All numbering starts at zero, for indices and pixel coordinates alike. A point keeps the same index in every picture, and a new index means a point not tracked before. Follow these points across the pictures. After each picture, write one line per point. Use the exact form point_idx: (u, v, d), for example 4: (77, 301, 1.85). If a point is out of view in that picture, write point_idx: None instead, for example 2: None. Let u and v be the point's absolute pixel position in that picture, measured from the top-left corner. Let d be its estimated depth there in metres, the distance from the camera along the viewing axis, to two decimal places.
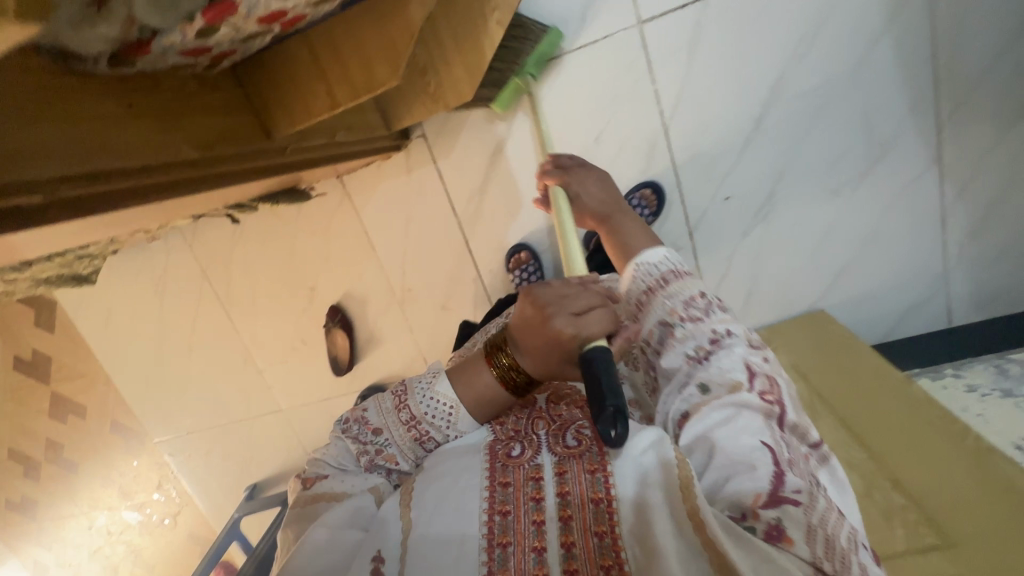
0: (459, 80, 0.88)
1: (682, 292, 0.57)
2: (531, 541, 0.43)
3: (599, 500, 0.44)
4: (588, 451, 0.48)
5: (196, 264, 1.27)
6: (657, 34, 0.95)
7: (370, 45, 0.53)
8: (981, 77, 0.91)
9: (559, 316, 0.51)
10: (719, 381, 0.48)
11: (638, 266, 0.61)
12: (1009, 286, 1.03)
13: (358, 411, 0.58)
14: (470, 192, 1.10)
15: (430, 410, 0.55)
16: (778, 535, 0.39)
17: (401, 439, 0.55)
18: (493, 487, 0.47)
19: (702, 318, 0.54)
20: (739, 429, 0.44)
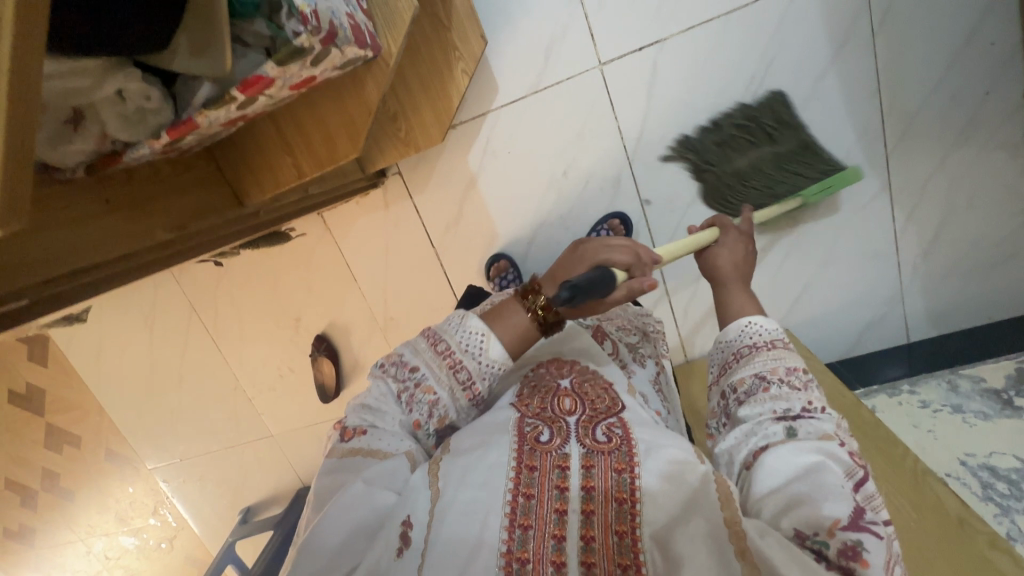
0: (429, 125, 0.92)
1: (784, 357, 0.50)
2: (552, 528, 0.43)
3: (624, 500, 0.43)
4: (618, 449, 0.47)
5: (185, 298, 1.31)
6: (617, 74, 1.00)
7: (332, 123, 0.63)
8: (921, 109, 0.97)
9: (587, 244, 0.57)
10: (807, 432, 0.43)
11: (747, 324, 0.55)
12: (959, 302, 1.09)
13: (394, 354, 0.54)
14: (446, 225, 1.14)
15: (465, 337, 0.52)
16: (853, 556, 0.36)
17: (437, 375, 0.51)
18: (520, 469, 0.46)
19: (803, 388, 0.48)
20: (821, 474, 0.40)
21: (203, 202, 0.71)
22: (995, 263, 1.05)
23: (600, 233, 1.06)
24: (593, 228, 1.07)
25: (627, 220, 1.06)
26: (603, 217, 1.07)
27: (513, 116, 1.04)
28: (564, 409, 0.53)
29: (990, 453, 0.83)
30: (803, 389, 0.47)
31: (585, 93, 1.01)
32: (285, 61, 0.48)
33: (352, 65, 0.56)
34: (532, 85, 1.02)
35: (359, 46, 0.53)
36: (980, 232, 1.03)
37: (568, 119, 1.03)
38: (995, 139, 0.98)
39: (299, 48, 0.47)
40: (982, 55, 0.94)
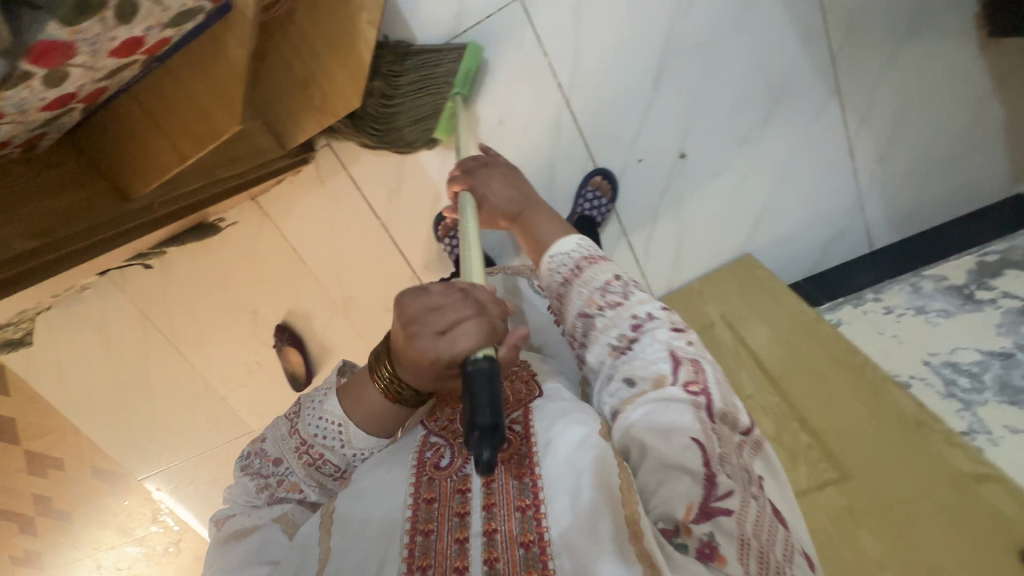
0: (344, 87, 0.86)
1: (597, 279, 0.55)
2: (452, 561, 0.40)
3: (526, 508, 0.42)
4: (517, 454, 0.45)
5: (133, 305, 1.25)
6: (540, 6, 0.93)
7: (203, 95, 0.53)
8: (862, 4, 0.93)
9: (422, 336, 0.45)
10: (638, 373, 0.48)
11: (552, 258, 0.60)
12: (921, 205, 1.06)
13: (256, 444, 0.55)
14: (387, 193, 1.09)
15: (319, 431, 0.52)
16: (710, 552, 0.38)
17: (299, 467, 0.52)
18: (418, 504, 0.44)
19: (622, 302, 0.53)
20: (669, 429, 0.43)
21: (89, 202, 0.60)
22: (952, 159, 1.03)
23: (587, 195, 1.01)
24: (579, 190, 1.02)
25: (610, 176, 1.02)
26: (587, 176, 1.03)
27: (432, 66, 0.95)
28: None
29: (953, 350, 0.83)
30: (622, 304, 0.52)
31: (509, 31, 0.94)
32: (77, 21, 0.39)
33: (187, 21, 0.48)
34: (451, 29, 0.94)
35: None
36: (936, 128, 1.00)
37: (495, 62, 0.96)
38: (939, 28, 0.94)
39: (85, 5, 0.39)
40: None
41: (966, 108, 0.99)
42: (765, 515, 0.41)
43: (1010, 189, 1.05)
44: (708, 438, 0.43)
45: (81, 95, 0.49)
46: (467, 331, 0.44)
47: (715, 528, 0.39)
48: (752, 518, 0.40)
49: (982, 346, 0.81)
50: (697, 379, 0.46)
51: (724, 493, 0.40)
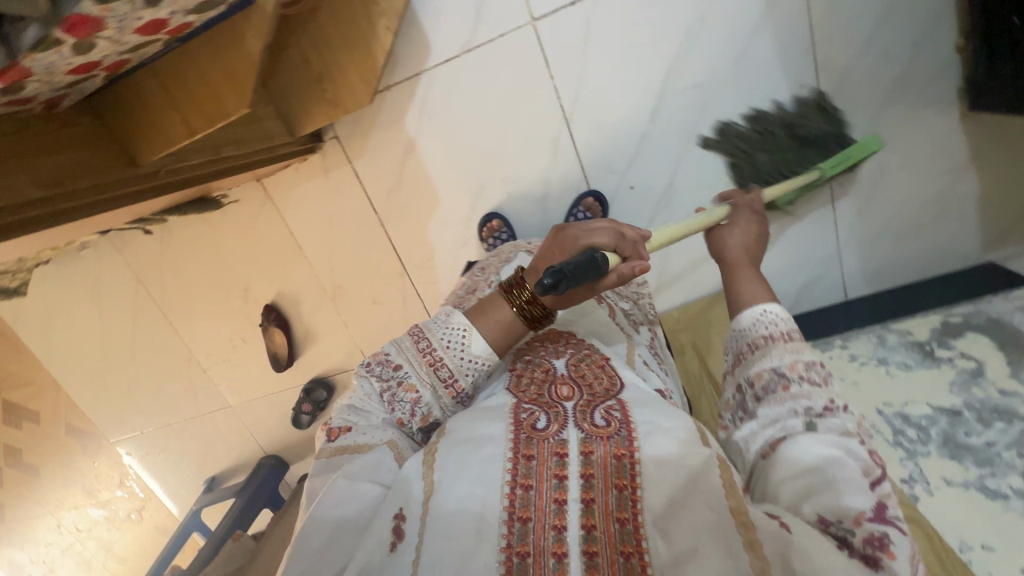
0: (355, 85, 0.91)
1: (804, 351, 0.49)
2: (552, 519, 0.43)
3: (624, 487, 0.44)
4: (617, 434, 0.47)
5: (128, 271, 1.29)
6: (549, 32, 0.97)
7: (214, 76, 0.57)
8: (854, 64, 0.96)
9: (570, 229, 0.55)
10: (826, 428, 0.43)
11: (763, 313, 0.53)
12: (893, 260, 1.10)
13: (380, 353, 0.58)
14: (386, 189, 1.13)
15: (445, 335, 0.55)
16: (880, 545, 0.36)
17: (420, 372, 0.55)
18: (517, 460, 0.46)
19: (824, 382, 0.47)
20: (850, 464, 0.39)
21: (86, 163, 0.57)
22: (926, 221, 1.06)
23: (577, 214, 1.05)
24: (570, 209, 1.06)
25: (601, 198, 1.05)
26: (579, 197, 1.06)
27: (442, 72, 1.01)
28: (561, 395, 0.54)
29: (906, 402, 0.86)
30: (824, 384, 0.46)
31: (518, 52, 0.99)
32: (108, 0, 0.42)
33: (212, 8, 0.52)
34: (465, 43, 0.99)
35: None
36: (912, 190, 1.04)
37: (502, 78, 1.01)
38: (926, 94, 0.97)
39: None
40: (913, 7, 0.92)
41: (945, 175, 1.03)
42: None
43: (982, 255, 1.08)
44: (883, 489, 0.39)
45: (105, 64, 0.53)
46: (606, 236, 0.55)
47: (889, 532, 0.37)
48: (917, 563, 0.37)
49: (932, 402, 0.84)
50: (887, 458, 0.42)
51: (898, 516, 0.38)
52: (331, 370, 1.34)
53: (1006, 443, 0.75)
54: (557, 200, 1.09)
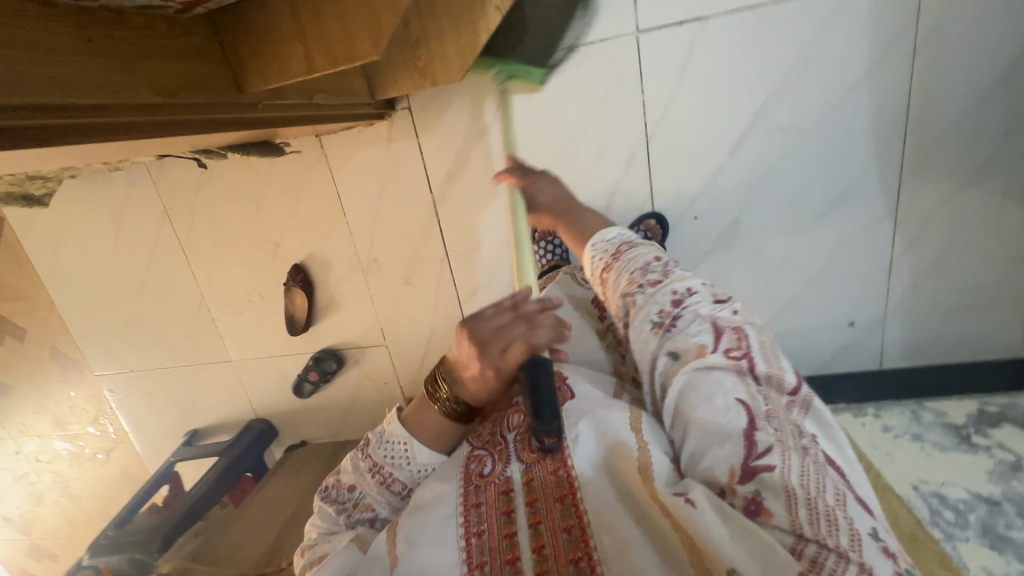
0: (450, 58, 0.87)
1: (641, 263, 0.71)
2: (505, 554, 0.50)
3: (565, 498, 0.53)
4: (551, 453, 0.57)
5: (158, 202, 1.23)
6: (652, 46, 0.95)
7: (352, 15, 0.53)
8: (943, 140, 0.96)
9: (490, 350, 0.59)
10: (682, 342, 0.60)
11: (597, 244, 0.80)
12: (933, 339, 1.10)
13: (333, 478, 0.65)
14: (447, 171, 1.10)
15: (389, 452, 0.62)
16: (756, 507, 0.47)
17: (369, 486, 0.63)
18: (467, 510, 0.55)
19: (664, 281, 0.67)
20: (714, 398, 0.54)
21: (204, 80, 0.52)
22: (975, 306, 1.07)
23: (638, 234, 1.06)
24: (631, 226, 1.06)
25: (665, 220, 1.06)
26: (641, 216, 1.07)
27: (535, 64, 0.99)
28: (509, 427, 0.62)
29: (943, 483, 0.86)
30: (665, 282, 0.67)
31: (615, 60, 0.97)
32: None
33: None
34: (563, 40, 0.96)
35: None
36: (968, 273, 1.04)
37: (593, 82, 0.98)
38: (1007, 183, 0.97)
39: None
40: (1017, 94, 0.91)
41: (1005, 265, 1.03)
42: (809, 470, 0.48)
43: None
44: (751, 398, 0.53)
45: None
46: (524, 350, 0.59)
47: (760, 486, 0.48)
48: (793, 471, 0.48)
49: (972, 488, 0.84)
50: (737, 346, 0.58)
51: (761, 454, 0.49)
52: (345, 344, 1.30)
53: None
54: (618, 216, 1.08)
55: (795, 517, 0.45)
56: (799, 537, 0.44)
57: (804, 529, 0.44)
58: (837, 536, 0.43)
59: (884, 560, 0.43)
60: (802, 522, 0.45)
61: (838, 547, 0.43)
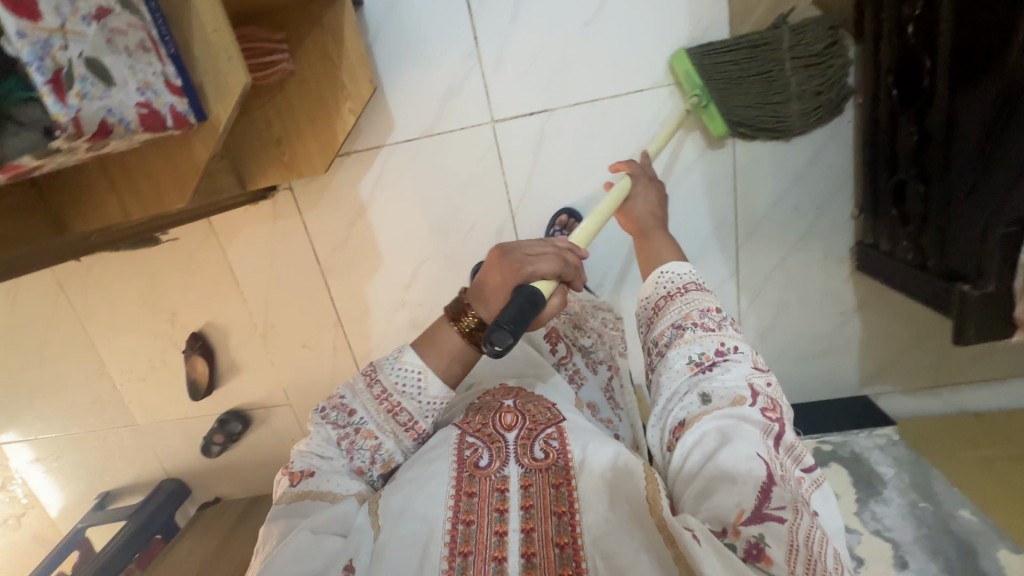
0: (313, 154, 0.94)
1: (700, 303, 0.73)
2: (492, 551, 0.56)
3: (563, 515, 0.58)
4: (554, 465, 0.63)
5: (51, 275, 1.24)
6: (506, 134, 1.04)
7: (157, 172, 0.59)
8: (769, 213, 1.08)
9: (514, 253, 0.66)
10: (725, 389, 0.64)
11: (663, 274, 0.79)
12: (785, 382, 1.23)
13: (337, 400, 0.70)
14: (333, 245, 1.16)
15: (401, 378, 0.68)
16: (757, 552, 0.50)
17: (376, 413, 0.68)
18: (459, 497, 0.60)
19: (715, 329, 0.70)
20: (737, 445, 0.57)
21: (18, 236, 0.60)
22: (815, 353, 1.19)
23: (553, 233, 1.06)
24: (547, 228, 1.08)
25: (576, 216, 1.06)
26: (555, 214, 1.07)
27: (403, 150, 1.06)
28: (506, 425, 0.68)
29: None
30: (716, 328, 0.70)
31: (475, 146, 1.05)
32: (47, 154, 0.45)
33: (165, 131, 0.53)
34: (426, 129, 1.04)
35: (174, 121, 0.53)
36: (806, 325, 1.17)
37: (458, 165, 1.07)
38: (827, 248, 1.09)
39: (55, 147, 0.45)
40: (823, 174, 1.04)
41: (834, 317, 1.16)
42: (816, 532, 0.52)
43: (860, 389, 1.22)
44: (769, 459, 0.56)
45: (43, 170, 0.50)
46: (549, 264, 0.66)
47: (763, 531, 0.51)
48: (802, 529, 0.51)
49: None
50: (772, 409, 0.63)
51: (777, 505, 0.52)
52: (250, 404, 1.34)
53: None
54: None
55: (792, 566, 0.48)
56: None
57: None
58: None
59: None
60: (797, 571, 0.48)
61: None
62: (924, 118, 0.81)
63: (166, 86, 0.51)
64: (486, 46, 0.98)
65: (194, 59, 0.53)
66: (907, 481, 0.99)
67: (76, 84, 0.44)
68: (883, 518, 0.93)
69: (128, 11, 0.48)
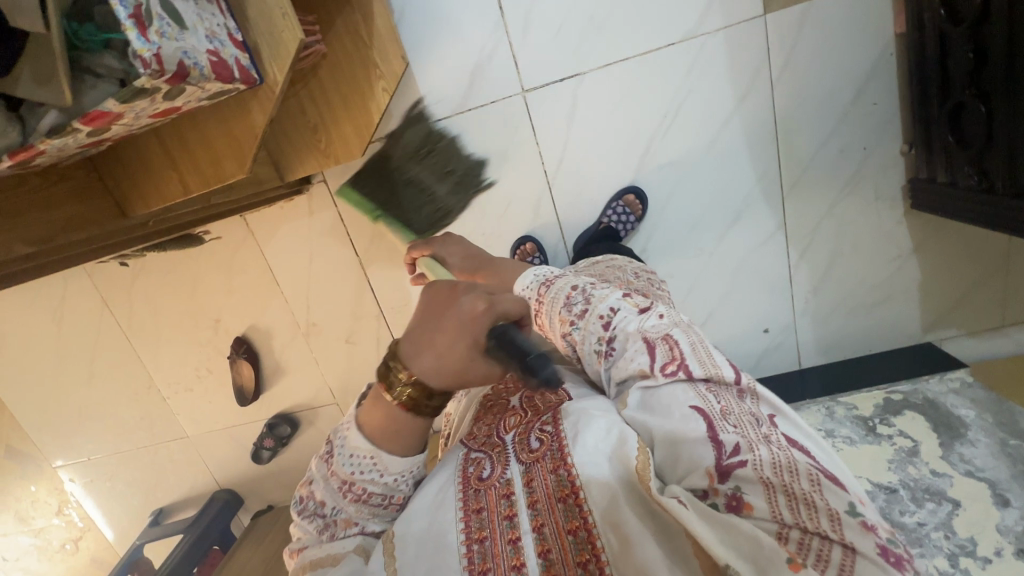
0: (348, 137, 0.93)
1: (562, 291, 0.57)
2: (509, 560, 0.45)
3: (567, 497, 0.46)
4: (549, 451, 0.49)
5: (95, 293, 1.25)
6: (538, 102, 1.02)
7: (217, 143, 0.59)
8: (814, 158, 1.04)
9: (469, 293, 0.46)
10: (623, 376, 0.50)
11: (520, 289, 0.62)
12: (843, 336, 1.19)
13: (303, 486, 0.52)
14: (370, 233, 1.15)
15: (354, 469, 0.49)
16: (738, 503, 0.40)
17: (345, 504, 0.50)
18: (468, 516, 0.48)
19: (586, 308, 0.55)
20: (670, 404, 0.46)
21: (78, 216, 0.62)
22: (872, 302, 1.15)
23: (615, 208, 1.06)
24: (609, 203, 1.07)
25: (642, 195, 1.06)
26: (621, 192, 1.07)
27: (435, 129, 1.05)
28: (507, 427, 0.55)
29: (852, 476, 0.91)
30: (583, 306, 0.55)
31: (507, 119, 1.04)
32: (130, 100, 0.44)
33: (224, 94, 0.51)
34: (458, 105, 1.03)
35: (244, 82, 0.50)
36: (861, 272, 1.13)
37: (491, 139, 1.05)
38: (877, 190, 1.06)
39: (136, 90, 0.43)
40: (868, 112, 1.01)
41: (889, 261, 1.12)
42: (785, 455, 0.41)
43: (922, 335, 1.18)
44: (706, 403, 0.45)
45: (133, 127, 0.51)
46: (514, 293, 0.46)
47: (738, 483, 0.41)
48: (768, 461, 0.41)
49: (873, 479, 0.89)
50: (673, 354, 0.49)
51: (731, 451, 0.41)
52: (298, 406, 1.33)
53: (935, 524, 0.81)
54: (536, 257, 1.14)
55: (776, 507, 0.39)
56: (784, 531, 0.38)
57: (788, 520, 0.38)
58: (819, 518, 0.38)
59: (875, 541, 0.37)
60: (781, 510, 0.39)
61: (822, 531, 0.38)
62: (979, 32, 0.78)
63: (229, 39, 0.49)
64: (512, 14, 0.97)
65: (249, 16, 0.52)
66: (991, 421, 0.94)
67: (154, 22, 0.41)
68: (973, 459, 0.88)
69: None
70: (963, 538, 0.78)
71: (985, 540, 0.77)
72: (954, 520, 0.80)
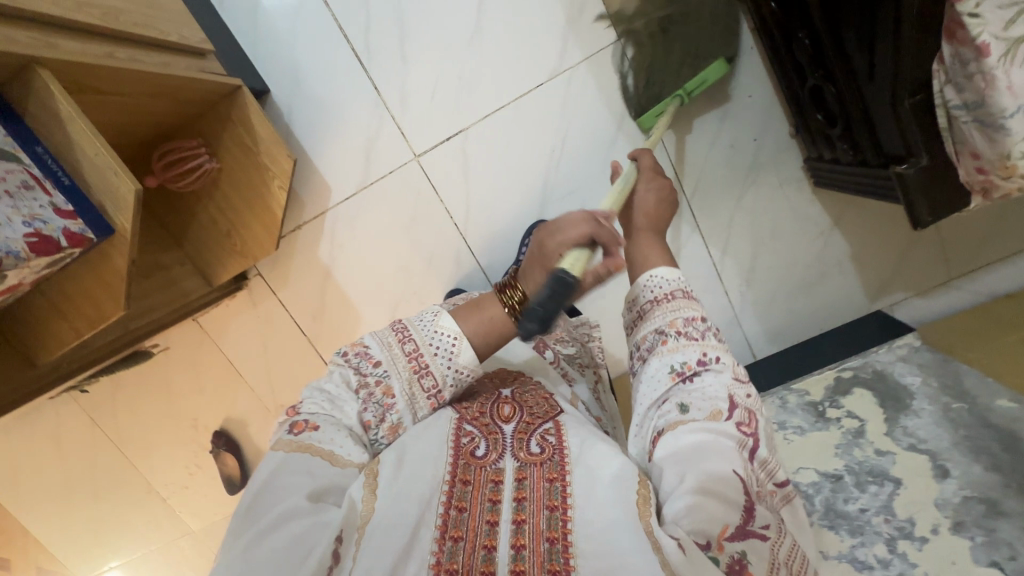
0: (260, 235, 1.00)
1: (683, 311, 0.63)
2: (481, 539, 0.52)
3: (555, 508, 0.53)
4: (549, 460, 0.59)
5: (84, 414, 1.33)
6: (433, 162, 1.08)
7: (93, 290, 0.65)
8: (707, 158, 1.06)
9: (550, 232, 0.63)
10: (694, 401, 0.56)
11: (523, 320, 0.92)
12: (788, 321, 1.18)
13: (361, 348, 0.65)
14: (311, 312, 1.21)
15: (434, 339, 0.63)
16: (739, 567, 0.47)
17: (401, 371, 0.62)
18: (454, 483, 0.57)
19: (697, 338, 0.61)
20: (717, 455, 0.51)
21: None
22: (808, 282, 1.15)
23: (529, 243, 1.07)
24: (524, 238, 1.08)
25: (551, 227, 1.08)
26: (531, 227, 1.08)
27: (347, 204, 1.11)
28: (504, 418, 0.67)
29: (797, 469, 0.90)
30: (699, 337, 0.61)
31: (408, 183, 1.09)
32: None
33: (76, 253, 0.60)
34: (361, 182, 1.10)
35: (71, 240, 0.58)
36: (788, 256, 1.13)
37: (399, 204, 1.11)
38: (779, 175, 1.07)
39: None
40: (746, 105, 1.03)
41: (813, 239, 1.11)
42: (793, 548, 0.50)
43: (869, 306, 1.16)
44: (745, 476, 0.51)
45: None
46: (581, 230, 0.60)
47: (747, 548, 0.48)
48: (778, 543, 0.49)
49: (820, 468, 0.88)
50: (748, 423, 0.55)
51: (760, 524, 0.49)
52: None
53: (876, 508, 0.79)
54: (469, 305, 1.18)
55: None
56: None
57: None
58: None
59: None
60: None
61: None
62: (808, 20, 0.79)
63: (57, 213, 0.57)
64: (387, 90, 1.04)
65: (87, 180, 0.60)
66: (936, 385, 0.91)
67: None
68: (917, 431, 0.86)
69: (4, 159, 0.54)
70: (903, 520, 0.76)
71: (923, 519, 0.75)
72: (895, 501, 0.79)
